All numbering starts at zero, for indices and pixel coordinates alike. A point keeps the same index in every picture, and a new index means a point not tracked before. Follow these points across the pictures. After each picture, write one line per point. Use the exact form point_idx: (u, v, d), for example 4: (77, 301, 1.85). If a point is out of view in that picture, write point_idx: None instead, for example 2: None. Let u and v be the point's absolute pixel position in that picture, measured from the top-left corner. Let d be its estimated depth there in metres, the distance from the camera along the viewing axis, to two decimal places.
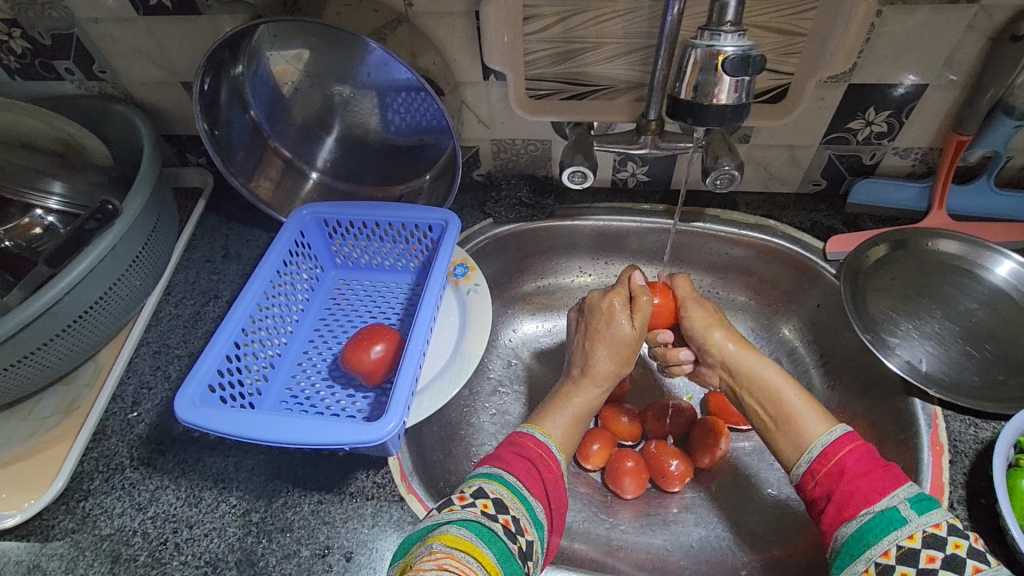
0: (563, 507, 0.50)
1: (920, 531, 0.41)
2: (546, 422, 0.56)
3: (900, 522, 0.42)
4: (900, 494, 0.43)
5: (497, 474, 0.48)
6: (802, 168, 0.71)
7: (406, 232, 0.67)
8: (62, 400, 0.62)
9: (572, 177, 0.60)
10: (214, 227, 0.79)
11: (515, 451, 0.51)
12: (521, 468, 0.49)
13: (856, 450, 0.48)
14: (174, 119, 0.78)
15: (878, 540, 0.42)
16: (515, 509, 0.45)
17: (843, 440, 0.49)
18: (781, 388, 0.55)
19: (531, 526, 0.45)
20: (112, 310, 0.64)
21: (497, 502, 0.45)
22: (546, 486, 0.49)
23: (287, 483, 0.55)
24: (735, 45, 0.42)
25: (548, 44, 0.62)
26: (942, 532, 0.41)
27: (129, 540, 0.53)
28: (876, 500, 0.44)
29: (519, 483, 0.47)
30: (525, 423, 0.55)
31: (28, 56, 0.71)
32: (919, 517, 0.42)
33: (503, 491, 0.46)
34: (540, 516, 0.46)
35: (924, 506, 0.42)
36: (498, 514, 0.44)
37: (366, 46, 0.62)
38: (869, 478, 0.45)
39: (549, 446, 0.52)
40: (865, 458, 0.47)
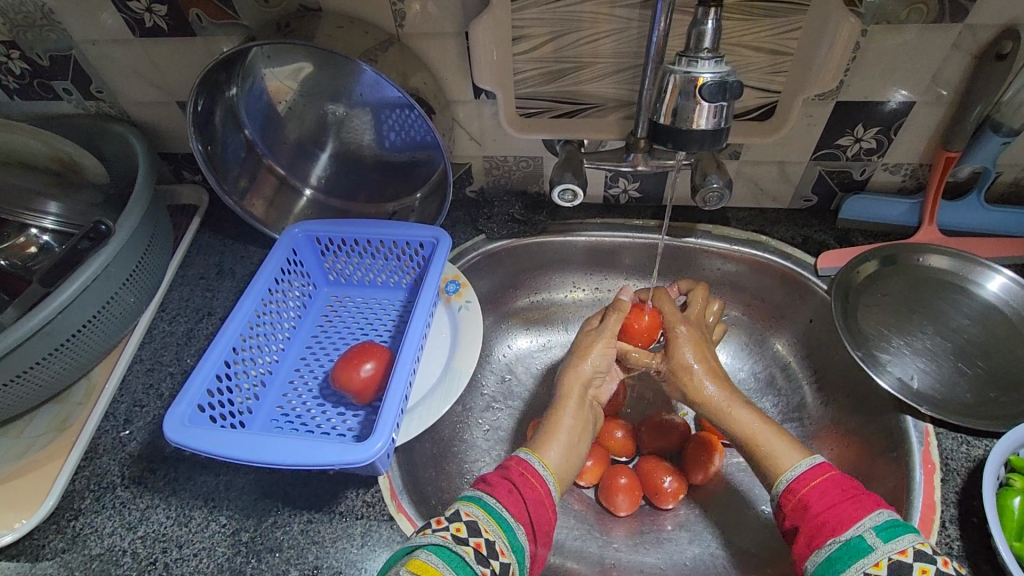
0: (549, 525, 0.49)
1: (885, 559, 0.41)
2: (544, 448, 0.55)
3: (865, 551, 0.42)
4: (866, 523, 0.43)
5: (475, 496, 0.48)
6: (793, 184, 0.71)
7: (397, 249, 0.67)
8: (55, 418, 0.63)
9: (561, 195, 0.61)
10: (209, 243, 0.80)
11: (498, 474, 0.51)
12: (501, 490, 0.49)
13: (825, 478, 0.48)
14: (171, 137, 0.79)
15: (846, 567, 0.42)
16: (489, 531, 0.45)
17: (812, 470, 0.49)
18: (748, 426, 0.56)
19: (508, 547, 0.45)
20: (107, 327, 0.65)
21: (469, 526, 0.45)
22: (528, 506, 0.48)
23: (277, 502, 0.55)
24: (713, 72, 0.42)
25: (537, 63, 0.62)
26: (908, 559, 0.40)
27: (118, 559, 0.53)
28: (844, 529, 0.43)
29: (497, 504, 0.47)
30: (521, 447, 0.55)
31: (27, 77, 0.72)
32: (885, 544, 0.41)
33: (477, 513, 0.46)
34: (518, 537, 0.46)
35: (892, 535, 0.42)
36: (468, 538, 0.44)
37: (357, 67, 0.62)
38: (842, 503, 0.45)
39: (534, 466, 0.52)
40: (834, 485, 0.47)
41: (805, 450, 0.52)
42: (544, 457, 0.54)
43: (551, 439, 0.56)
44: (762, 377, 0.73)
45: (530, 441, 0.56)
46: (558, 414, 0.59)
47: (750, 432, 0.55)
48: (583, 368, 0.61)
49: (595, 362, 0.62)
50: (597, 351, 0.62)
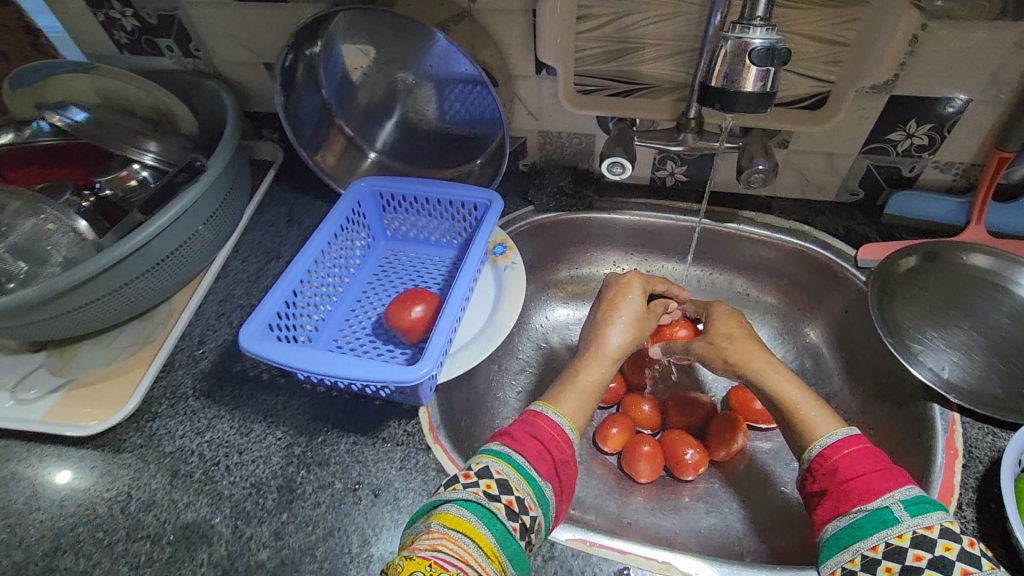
0: (573, 483, 0.53)
1: (909, 531, 0.42)
2: (558, 402, 0.58)
3: (889, 522, 0.42)
4: (894, 495, 0.44)
5: (502, 453, 0.50)
6: (840, 176, 0.73)
7: (453, 209, 0.72)
8: (139, 333, 0.71)
9: (611, 168, 0.64)
10: (280, 195, 0.86)
11: (523, 430, 0.53)
12: (528, 448, 0.51)
13: (861, 450, 0.49)
14: (254, 95, 0.86)
15: (867, 535, 0.43)
16: (520, 489, 0.47)
17: (851, 439, 0.50)
18: (786, 391, 0.57)
19: (536, 504, 0.48)
20: (188, 259, 0.72)
21: (500, 482, 0.47)
22: (554, 466, 0.51)
23: (327, 423, 0.61)
24: (764, 38, 0.45)
25: (598, 43, 0.66)
26: (932, 535, 0.41)
27: (187, 458, 0.60)
28: (869, 499, 0.44)
29: (526, 463, 0.49)
30: (536, 401, 0.57)
31: (137, 33, 0.80)
32: (911, 518, 0.42)
33: (508, 471, 0.48)
34: (547, 494, 0.49)
35: (920, 509, 0.42)
36: (500, 495, 0.46)
37: (430, 38, 0.68)
38: (871, 475, 0.46)
39: (561, 427, 0.54)
40: (871, 459, 0.48)
41: (840, 419, 0.52)
42: (560, 409, 0.57)
43: (568, 393, 0.59)
44: (793, 364, 0.75)
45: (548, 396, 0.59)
46: (575, 373, 0.62)
47: (788, 402, 0.56)
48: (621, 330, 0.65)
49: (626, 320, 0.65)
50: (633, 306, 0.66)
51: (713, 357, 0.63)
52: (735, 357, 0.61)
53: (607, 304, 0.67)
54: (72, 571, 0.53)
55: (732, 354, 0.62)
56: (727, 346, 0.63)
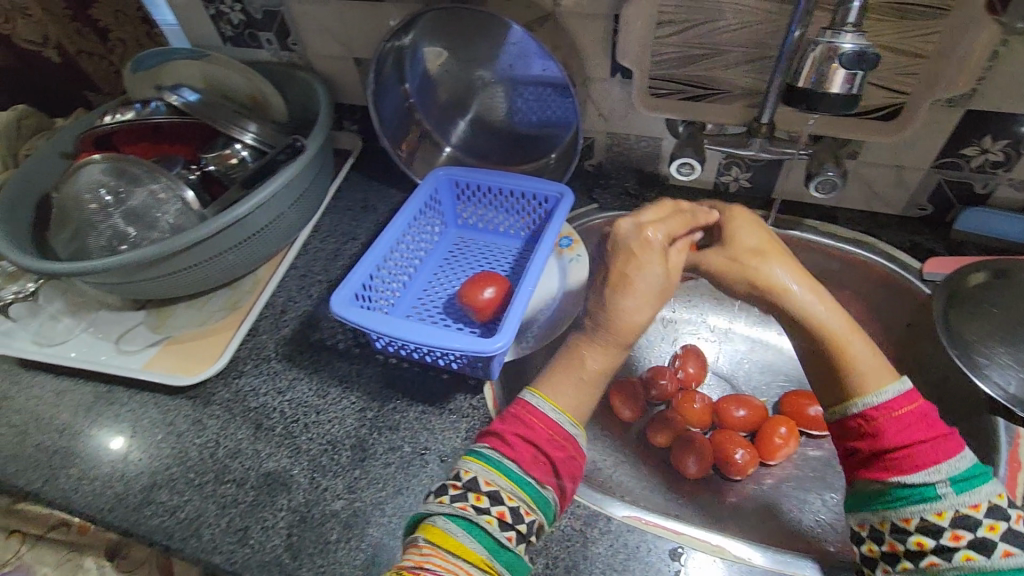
0: (577, 469, 0.50)
1: (951, 510, 0.42)
2: (553, 392, 0.54)
3: (932, 498, 0.42)
4: (943, 470, 0.43)
5: (492, 459, 0.48)
6: (909, 190, 0.73)
7: (523, 200, 0.75)
8: (228, 299, 0.77)
9: (679, 168, 0.67)
10: (357, 183, 0.92)
11: (514, 430, 0.50)
12: (518, 450, 0.49)
13: (911, 409, 0.46)
14: (340, 88, 0.92)
15: (902, 507, 0.43)
16: (512, 498, 0.46)
17: (903, 397, 0.47)
18: (827, 320, 0.52)
19: (533, 508, 0.46)
20: (276, 234, 0.78)
21: (490, 495, 0.46)
22: (548, 465, 0.49)
23: (398, 392, 0.65)
24: (854, 43, 0.47)
25: (675, 48, 0.68)
26: (978, 514, 0.41)
27: (270, 413, 0.65)
28: (912, 473, 0.44)
29: (518, 470, 0.47)
30: (526, 389, 0.54)
31: (242, 26, 0.88)
32: (957, 496, 0.42)
33: (498, 481, 0.47)
34: (542, 495, 0.47)
35: (967, 487, 0.42)
36: (490, 507, 0.45)
37: (514, 38, 0.72)
38: (921, 444, 0.44)
39: (561, 423, 0.52)
40: (921, 420, 0.46)
41: (894, 370, 0.49)
42: (555, 400, 0.54)
43: (560, 380, 0.56)
44: None
45: (537, 383, 0.56)
46: (577, 360, 0.57)
47: (835, 336, 0.51)
48: (631, 301, 0.55)
49: (642, 285, 0.55)
50: (653, 273, 0.56)
51: (733, 274, 0.56)
52: (749, 271, 0.55)
53: (617, 278, 0.56)
54: (167, 505, 0.59)
55: (750, 279, 0.55)
56: (749, 262, 0.55)
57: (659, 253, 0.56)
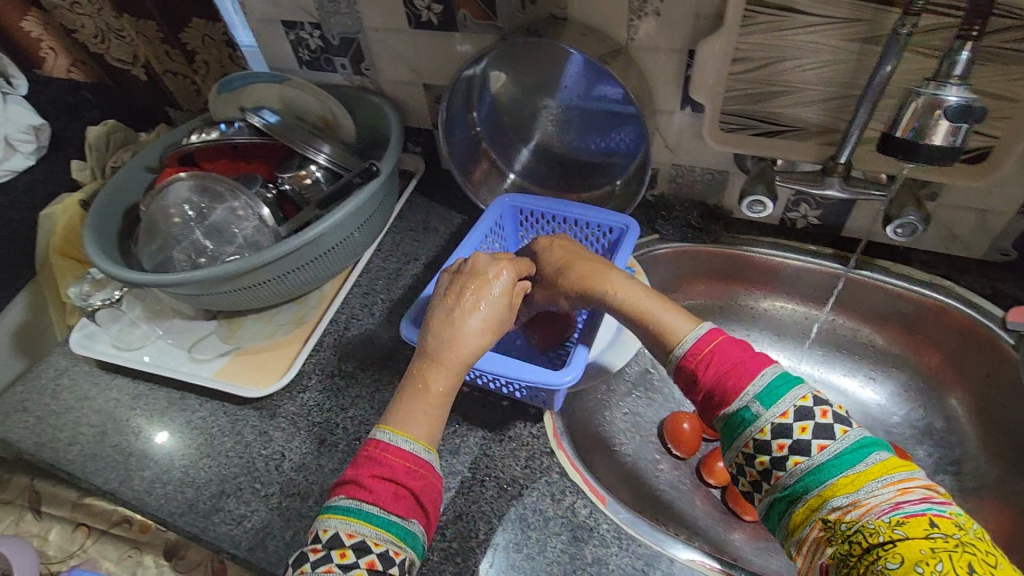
0: (436, 492, 0.46)
1: (768, 424, 0.42)
2: (405, 421, 0.48)
3: (750, 419, 0.43)
4: (750, 392, 0.43)
5: (348, 508, 0.42)
6: (991, 235, 0.70)
7: (588, 230, 0.76)
8: (295, 314, 0.79)
9: (750, 206, 0.66)
10: (419, 204, 0.94)
11: (369, 471, 0.44)
12: (382, 493, 0.43)
13: (718, 344, 0.47)
14: (407, 112, 0.95)
15: (741, 432, 0.43)
16: (379, 543, 0.41)
17: (708, 335, 0.48)
18: (634, 296, 0.56)
19: (404, 548, 0.42)
20: (343, 253, 0.80)
21: (356, 546, 0.41)
22: (409, 496, 0.44)
23: (458, 416, 0.66)
24: (959, 96, 0.46)
25: (751, 84, 0.68)
26: (788, 421, 0.41)
27: (333, 429, 0.66)
28: (732, 400, 0.44)
29: (381, 512, 0.42)
30: (376, 426, 0.47)
31: (319, 51, 0.92)
32: (767, 410, 0.42)
33: (362, 529, 0.41)
34: (412, 531, 0.43)
35: (774, 398, 0.43)
36: (358, 560, 0.40)
37: (586, 70, 0.73)
38: (729, 372, 0.45)
39: (397, 447, 0.46)
40: (732, 347, 0.47)
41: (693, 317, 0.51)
42: (409, 430, 0.48)
43: (410, 413, 0.49)
44: (921, 424, 0.72)
45: (391, 417, 0.49)
46: (421, 384, 0.51)
47: (638, 306, 0.55)
48: (474, 316, 0.55)
49: (481, 310, 0.56)
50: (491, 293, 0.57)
51: (575, 283, 0.60)
52: (585, 279, 0.59)
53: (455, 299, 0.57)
54: (234, 513, 0.60)
55: (579, 278, 0.60)
56: (565, 283, 0.61)
57: (504, 292, 0.58)
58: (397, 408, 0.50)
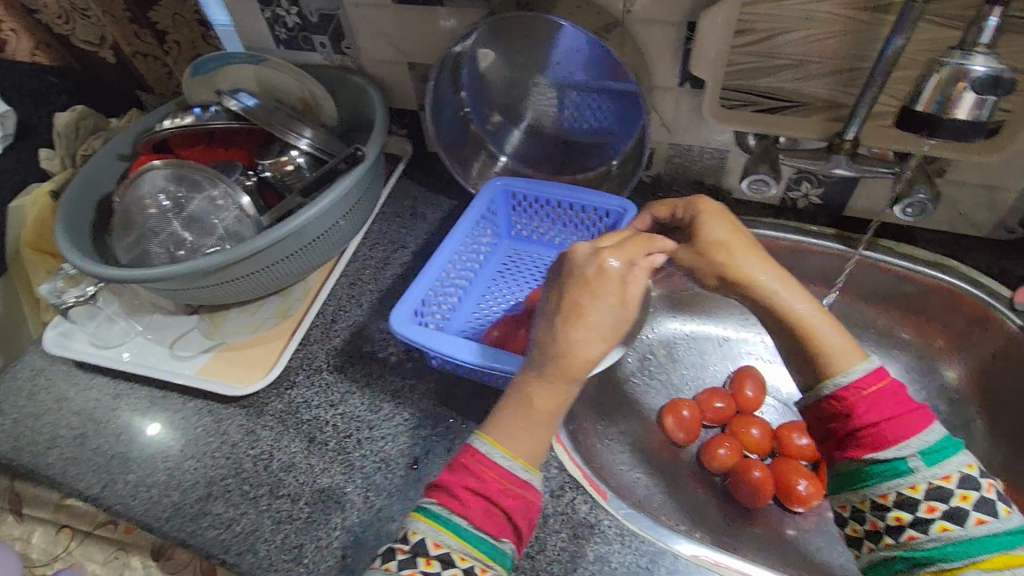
0: (533, 515, 0.43)
1: (924, 483, 0.43)
2: (507, 435, 0.44)
3: (904, 473, 0.43)
4: (915, 445, 0.43)
5: (438, 514, 0.41)
6: (998, 212, 0.68)
7: (583, 214, 0.72)
8: (279, 307, 0.77)
9: (751, 185, 0.64)
10: (406, 189, 0.91)
11: (463, 483, 0.42)
12: (474, 510, 0.41)
13: (880, 387, 0.45)
14: (392, 92, 0.91)
15: (873, 481, 0.44)
16: (465, 559, 0.40)
17: (874, 373, 0.46)
18: (793, 302, 0.51)
19: (490, 567, 0.40)
20: (329, 243, 0.77)
21: (442, 558, 0.40)
22: (503, 516, 0.41)
23: (452, 410, 0.64)
24: (986, 66, 0.43)
25: (753, 58, 0.65)
26: (949, 485, 0.42)
27: (323, 427, 0.64)
28: (886, 446, 0.44)
29: (468, 525, 0.40)
30: (476, 432, 0.45)
31: (297, 29, 0.87)
32: (927, 468, 0.43)
33: (449, 541, 0.40)
34: (501, 549, 0.41)
35: (938, 459, 0.43)
36: (442, 572, 0.39)
37: (580, 46, 0.69)
38: (894, 419, 0.44)
39: (490, 459, 0.43)
40: (890, 395, 0.45)
41: (861, 349, 0.48)
42: (506, 445, 0.44)
43: (509, 420, 0.45)
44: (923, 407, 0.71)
45: (489, 423, 0.46)
46: (525, 400, 0.45)
47: (805, 320, 0.50)
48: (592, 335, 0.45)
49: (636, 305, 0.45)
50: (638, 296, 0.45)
51: (700, 267, 0.54)
52: (734, 268, 0.53)
53: (568, 307, 0.45)
54: (222, 517, 0.58)
55: (727, 266, 0.53)
56: (705, 269, 0.54)
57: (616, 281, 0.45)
58: (492, 416, 0.46)
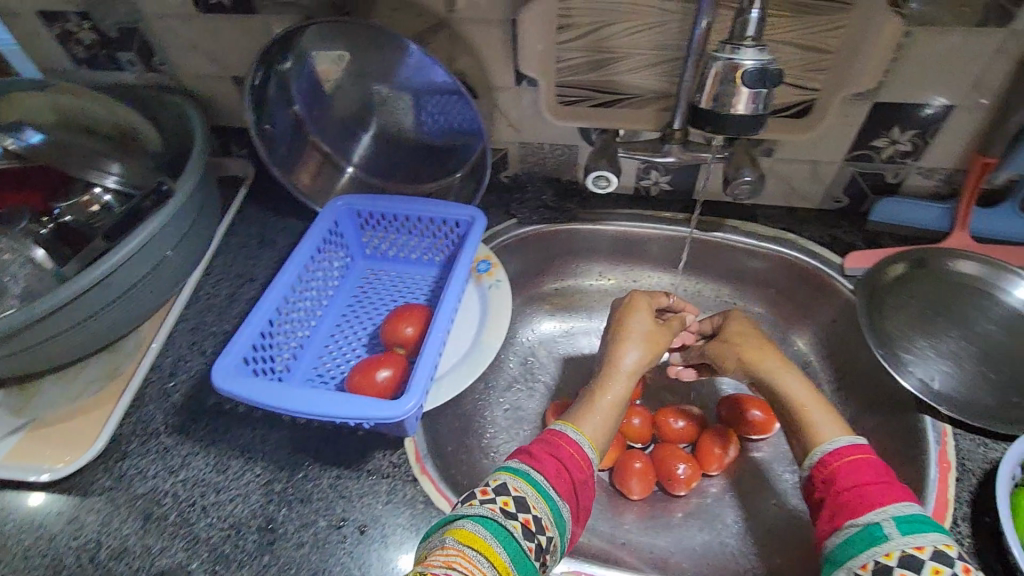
0: (588, 501, 0.50)
1: (897, 550, 0.40)
2: (579, 420, 0.56)
3: (880, 539, 0.41)
4: (889, 511, 0.42)
5: (521, 469, 0.49)
6: (825, 184, 0.72)
7: (434, 226, 0.69)
8: (105, 367, 0.67)
9: (596, 181, 0.63)
10: (252, 214, 0.83)
11: (543, 448, 0.51)
12: (548, 466, 0.50)
13: (863, 458, 0.48)
14: (222, 110, 0.82)
15: (856, 555, 0.42)
16: (537, 508, 0.46)
17: (858, 449, 0.48)
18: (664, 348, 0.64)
19: (552, 524, 0.46)
20: (156, 287, 0.68)
21: (517, 501, 0.46)
22: (573, 485, 0.49)
23: (309, 457, 0.58)
24: (755, 59, 0.44)
25: (581, 52, 0.64)
26: (923, 555, 0.39)
27: (161, 499, 0.56)
28: (862, 514, 0.43)
29: (544, 481, 0.48)
30: (558, 420, 0.56)
31: (96, 46, 0.76)
32: (902, 536, 0.41)
33: (526, 489, 0.47)
34: (563, 512, 0.47)
35: (913, 528, 0.41)
36: (517, 513, 0.45)
37: (405, 49, 0.65)
38: (871, 487, 0.45)
39: (573, 438, 0.53)
40: (873, 467, 0.47)
41: (847, 428, 0.51)
42: (580, 428, 0.56)
43: (589, 413, 0.57)
44: None
45: (568, 414, 0.57)
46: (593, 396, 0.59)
47: (799, 403, 0.54)
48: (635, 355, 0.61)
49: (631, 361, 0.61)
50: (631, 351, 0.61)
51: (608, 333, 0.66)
52: (620, 321, 0.65)
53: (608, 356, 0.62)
54: None
55: (621, 316, 0.65)
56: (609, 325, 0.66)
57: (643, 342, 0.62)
58: (580, 406, 0.58)
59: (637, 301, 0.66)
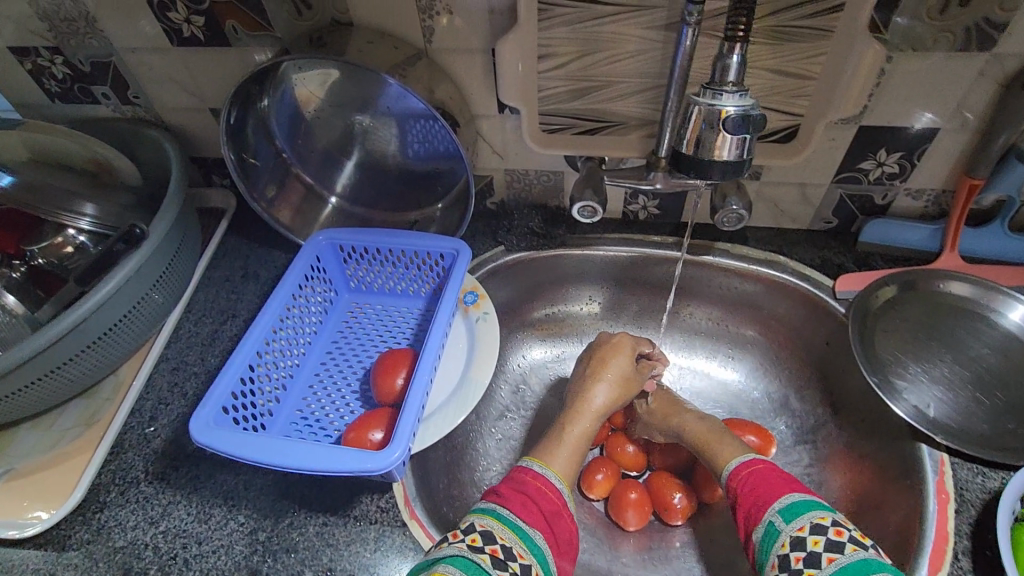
0: (568, 532, 0.51)
1: (789, 538, 0.45)
2: (548, 457, 0.57)
3: (775, 533, 0.46)
4: (774, 507, 0.47)
5: (489, 509, 0.49)
6: (813, 206, 0.71)
7: (418, 259, 0.68)
8: (83, 412, 0.65)
9: (580, 212, 0.62)
10: (235, 246, 0.82)
11: (509, 486, 0.52)
12: (514, 500, 0.50)
13: (760, 467, 0.53)
14: (202, 141, 0.81)
15: (766, 557, 0.46)
16: (504, 538, 0.46)
17: (751, 461, 0.54)
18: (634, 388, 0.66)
19: (527, 551, 0.46)
20: (135, 327, 0.66)
21: (484, 535, 0.46)
22: (543, 514, 0.50)
23: (294, 503, 0.57)
24: (737, 105, 0.44)
25: (564, 80, 0.63)
26: (803, 533, 0.44)
27: (140, 553, 0.54)
28: (760, 516, 0.48)
29: (511, 514, 0.48)
30: (525, 457, 0.56)
31: (68, 81, 0.75)
32: (788, 523, 0.46)
33: (492, 523, 0.47)
34: (538, 542, 0.47)
35: (794, 513, 0.46)
36: (484, 545, 0.45)
37: (383, 81, 0.64)
38: (763, 489, 0.50)
39: (544, 476, 0.54)
40: (770, 474, 0.52)
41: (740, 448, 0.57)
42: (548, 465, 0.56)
43: (555, 452, 0.58)
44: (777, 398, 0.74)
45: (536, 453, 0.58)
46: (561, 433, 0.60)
47: (701, 433, 0.61)
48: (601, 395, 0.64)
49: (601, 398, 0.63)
50: (602, 389, 0.64)
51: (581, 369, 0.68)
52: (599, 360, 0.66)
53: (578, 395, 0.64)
54: None
55: (598, 359, 0.66)
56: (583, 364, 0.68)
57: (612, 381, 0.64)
58: (547, 443, 0.59)
59: (612, 344, 0.67)
